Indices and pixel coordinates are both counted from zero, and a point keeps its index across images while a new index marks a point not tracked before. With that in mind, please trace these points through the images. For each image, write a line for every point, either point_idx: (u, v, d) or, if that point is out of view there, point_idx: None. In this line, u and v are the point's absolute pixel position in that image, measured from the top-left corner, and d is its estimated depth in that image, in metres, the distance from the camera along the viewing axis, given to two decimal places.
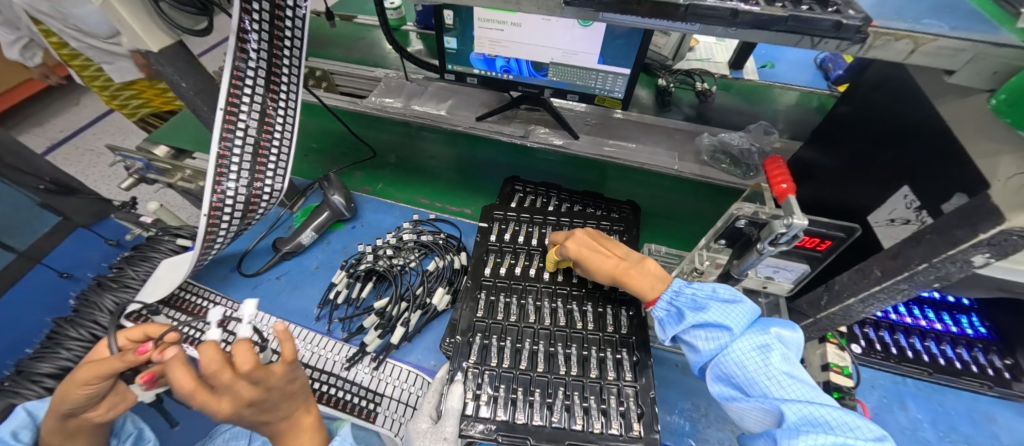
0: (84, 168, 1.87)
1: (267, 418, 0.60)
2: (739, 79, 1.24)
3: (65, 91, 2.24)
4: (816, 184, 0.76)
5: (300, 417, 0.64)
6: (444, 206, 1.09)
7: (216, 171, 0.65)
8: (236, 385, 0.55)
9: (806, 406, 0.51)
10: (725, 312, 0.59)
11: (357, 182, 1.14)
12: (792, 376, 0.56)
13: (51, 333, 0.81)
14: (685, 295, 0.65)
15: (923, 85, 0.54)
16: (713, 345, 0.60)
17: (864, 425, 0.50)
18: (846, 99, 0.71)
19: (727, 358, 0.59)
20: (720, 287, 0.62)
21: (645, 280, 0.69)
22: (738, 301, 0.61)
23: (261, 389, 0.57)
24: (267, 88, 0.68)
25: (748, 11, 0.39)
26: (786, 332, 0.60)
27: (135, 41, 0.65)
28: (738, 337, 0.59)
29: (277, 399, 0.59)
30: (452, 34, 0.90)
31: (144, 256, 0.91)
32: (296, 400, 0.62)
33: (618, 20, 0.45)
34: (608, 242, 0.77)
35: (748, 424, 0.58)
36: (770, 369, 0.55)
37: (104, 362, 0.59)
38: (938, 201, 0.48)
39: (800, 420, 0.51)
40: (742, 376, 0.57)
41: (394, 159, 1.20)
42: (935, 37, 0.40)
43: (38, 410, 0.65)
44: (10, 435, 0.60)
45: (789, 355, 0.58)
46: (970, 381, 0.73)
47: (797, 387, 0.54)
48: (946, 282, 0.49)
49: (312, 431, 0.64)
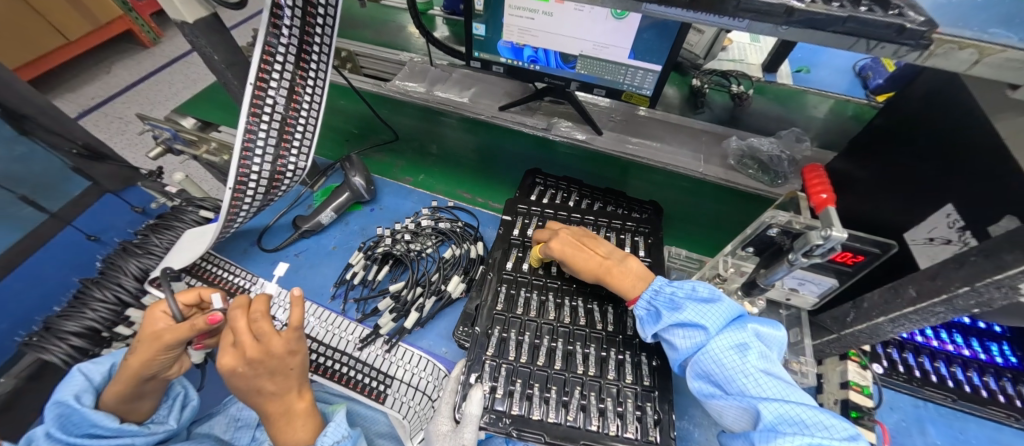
0: (113, 135, 1.92)
1: (254, 385, 0.61)
2: (772, 83, 1.20)
3: (96, 60, 2.29)
4: (850, 197, 0.74)
5: (293, 402, 0.64)
6: (486, 202, 1.11)
7: (241, 146, 0.66)
8: (240, 334, 0.60)
9: (781, 406, 0.51)
10: (702, 312, 0.59)
11: (399, 173, 1.18)
12: (769, 373, 0.55)
13: (78, 293, 0.83)
14: (664, 295, 0.65)
15: (982, 100, 0.51)
16: (690, 343, 0.59)
17: (837, 424, 0.49)
18: (888, 111, 0.68)
19: (705, 356, 0.58)
20: (699, 286, 0.62)
21: (627, 279, 0.69)
22: (715, 300, 0.60)
23: (259, 349, 0.60)
24: (296, 66, 0.67)
25: (803, 8, 0.37)
26: (765, 329, 0.59)
27: (171, 11, 0.65)
28: (714, 336, 0.58)
29: (272, 369, 0.60)
30: (481, 21, 0.89)
31: (169, 225, 0.93)
32: (292, 376, 0.63)
33: (660, 12, 0.44)
34: (590, 240, 0.76)
35: (727, 422, 0.57)
36: (748, 367, 0.54)
37: (177, 328, 0.63)
38: (985, 223, 0.46)
39: (777, 420, 0.50)
40: (721, 374, 0.56)
41: (437, 149, 1.16)
42: (1004, 47, 0.37)
43: (92, 373, 0.66)
44: (73, 399, 0.62)
45: (767, 352, 0.57)
46: (996, 411, 0.70)
47: (774, 385, 0.53)
48: (987, 308, 0.46)
49: (305, 417, 0.64)
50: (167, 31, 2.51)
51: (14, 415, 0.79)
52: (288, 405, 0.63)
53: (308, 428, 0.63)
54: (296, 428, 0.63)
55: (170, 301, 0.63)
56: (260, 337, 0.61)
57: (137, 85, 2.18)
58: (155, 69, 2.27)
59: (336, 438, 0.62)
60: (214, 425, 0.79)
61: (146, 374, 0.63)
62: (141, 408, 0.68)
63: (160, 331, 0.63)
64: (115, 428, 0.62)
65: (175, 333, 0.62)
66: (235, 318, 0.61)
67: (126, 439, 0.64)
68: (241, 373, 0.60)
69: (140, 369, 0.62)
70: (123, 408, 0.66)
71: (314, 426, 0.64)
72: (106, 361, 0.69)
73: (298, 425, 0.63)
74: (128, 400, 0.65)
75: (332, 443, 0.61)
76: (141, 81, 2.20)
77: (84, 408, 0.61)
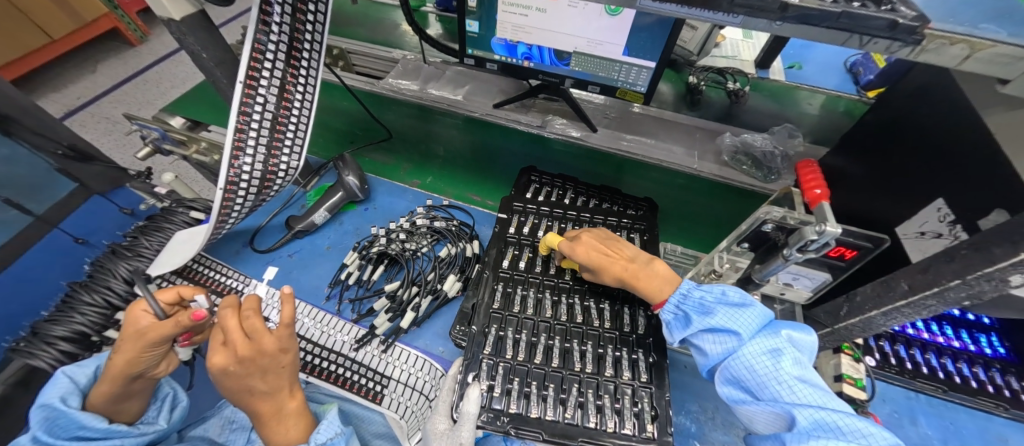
0: (101, 136, 1.89)
1: (245, 385, 0.60)
2: (765, 79, 1.20)
3: (81, 59, 2.25)
4: (842, 192, 0.74)
5: (285, 402, 0.63)
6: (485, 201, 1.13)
7: (233, 146, 0.65)
8: (231, 333, 0.60)
9: (817, 412, 0.51)
10: (735, 317, 0.59)
11: (406, 175, 1.20)
12: (806, 380, 0.55)
13: (66, 297, 0.82)
14: (692, 299, 0.64)
15: (972, 95, 0.51)
16: (721, 348, 0.60)
17: (877, 432, 0.49)
18: (879, 107, 0.69)
19: (737, 361, 0.58)
20: (729, 291, 0.61)
21: (655, 283, 0.68)
22: (748, 304, 0.60)
23: (252, 347, 0.59)
24: (287, 63, 0.66)
25: (797, 4, 0.37)
26: (798, 335, 0.59)
27: (157, 8, 0.64)
28: (747, 341, 0.58)
29: (263, 367, 0.60)
30: (475, 17, 0.88)
31: (159, 227, 0.91)
32: (284, 375, 0.62)
33: (655, 8, 0.43)
34: (615, 243, 0.75)
35: (757, 427, 0.57)
36: (781, 373, 0.55)
37: (159, 326, 0.62)
38: (976, 216, 0.46)
39: (812, 426, 0.50)
40: (753, 379, 0.56)
41: (444, 151, 1.16)
42: (994, 43, 0.37)
43: (78, 376, 0.65)
44: (60, 401, 0.60)
45: (801, 358, 0.57)
46: (985, 401, 0.71)
47: (810, 392, 0.53)
48: (977, 300, 0.47)
49: (296, 417, 0.63)
50: (154, 30, 2.47)
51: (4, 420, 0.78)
52: (280, 406, 0.62)
53: (300, 427, 0.63)
54: (288, 427, 0.63)
55: (149, 298, 0.62)
56: (251, 336, 0.60)
57: (124, 84, 2.14)
58: (141, 69, 2.23)
59: (330, 435, 0.62)
60: (207, 428, 0.78)
61: (133, 372, 0.62)
62: (128, 408, 0.67)
63: (141, 331, 0.62)
64: (104, 429, 0.62)
65: (158, 330, 0.62)
66: (226, 317, 0.60)
67: (115, 440, 0.63)
68: (232, 372, 0.59)
69: (126, 368, 0.61)
70: (110, 409, 0.65)
71: (306, 425, 0.64)
72: (90, 364, 0.67)
73: (290, 424, 0.63)
74: (114, 401, 0.64)
75: (325, 440, 0.61)
76: (127, 80, 2.15)
77: (72, 410, 0.60)
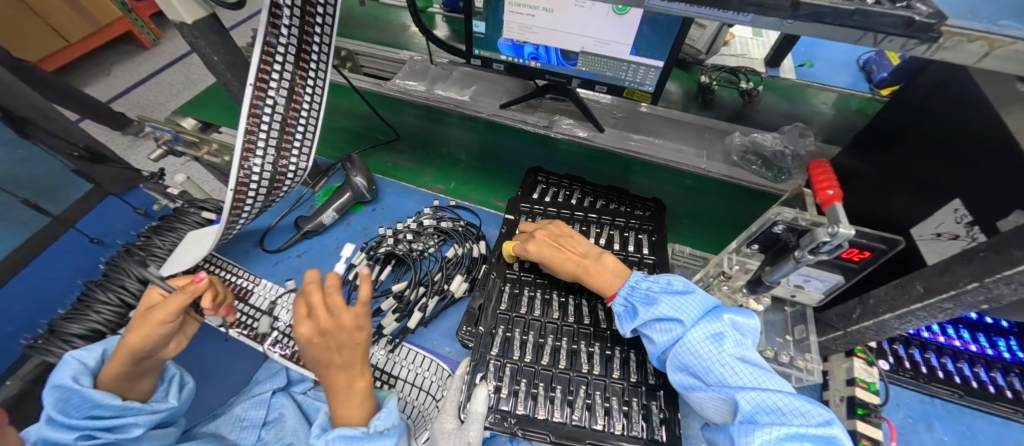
0: (116, 137, 1.93)
1: (324, 358, 0.63)
2: (776, 78, 1.19)
3: (97, 62, 2.29)
4: (855, 192, 0.73)
5: (354, 380, 0.64)
6: (487, 199, 1.08)
7: (243, 148, 0.65)
8: (317, 307, 0.65)
9: (758, 395, 0.52)
10: (677, 305, 0.61)
11: (429, 181, 1.12)
12: (747, 362, 0.56)
13: (82, 295, 0.84)
14: (640, 290, 0.67)
15: (991, 95, 0.50)
16: (667, 336, 0.61)
17: (813, 410, 0.51)
18: (893, 105, 0.68)
19: (684, 348, 0.59)
20: (674, 280, 0.65)
21: (604, 277, 0.70)
22: (691, 292, 0.63)
23: (333, 321, 0.64)
24: (296, 65, 0.67)
25: (809, 2, 0.36)
26: (741, 318, 0.60)
27: (169, 12, 0.65)
28: (691, 328, 0.60)
29: (342, 342, 0.63)
30: (481, 18, 0.88)
31: (171, 226, 0.93)
32: (358, 352, 0.64)
33: (664, 8, 0.43)
34: (568, 239, 0.76)
35: (707, 413, 0.58)
36: (723, 356, 0.56)
37: (173, 301, 0.69)
38: (994, 217, 0.45)
39: (754, 409, 0.52)
40: (699, 365, 0.57)
41: (466, 156, 1.17)
42: (1015, 39, 0.36)
43: (88, 358, 0.67)
44: (71, 381, 0.63)
45: (743, 340, 0.59)
46: (1003, 407, 0.70)
47: (750, 373, 0.55)
48: (995, 304, 0.46)
49: (362, 397, 0.63)
50: (168, 33, 2.52)
51: (23, 415, 0.80)
52: (350, 382, 0.63)
53: (364, 408, 0.63)
54: (352, 407, 0.63)
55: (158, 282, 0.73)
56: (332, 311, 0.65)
57: (139, 87, 2.18)
58: (153, 71, 2.27)
59: (387, 425, 0.62)
60: (219, 425, 0.79)
61: (144, 348, 0.65)
62: (138, 388, 0.69)
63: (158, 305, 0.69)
64: (117, 405, 0.64)
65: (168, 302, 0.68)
66: (312, 292, 0.66)
67: (129, 417, 0.65)
68: (315, 344, 0.63)
69: (137, 342, 0.65)
70: (121, 387, 0.67)
71: (368, 407, 0.64)
72: (98, 347, 0.69)
73: (354, 404, 0.63)
74: (125, 380, 0.66)
75: (383, 429, 0.61)
76: (142, 83, 2.20)
77: (83, 388, 0.62)
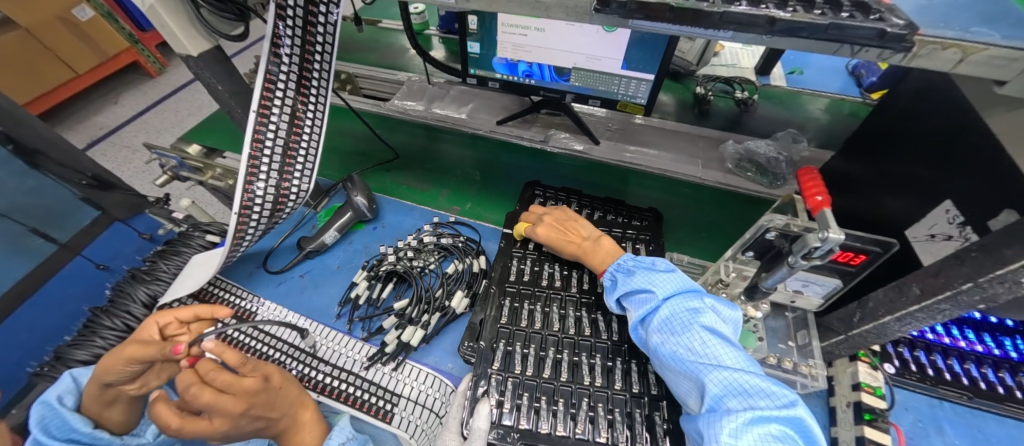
0: (121, 164, 1.97)
1: (263, 420, 0.64)
2: (768, 86, 1.21)
3: (104, 92, 2.35)
4: (850, 195, 0.74)
5: (299, 414, 0.69)
6: (488, 215, 1.08)
7: (246, 172, 0.68)
8: (212, 402, 0.59)
9: (726, 375, 0.52)
10: (653, 279, 0.65)
11: (446, 203, 1.11)
12: (716, 334, 0.57)
13: (88, 322, 0.85)
14: (624, 265, 0.70)
15: (973, 100, 0.51)
16: (643, 309, 0.63)
17: (779, 390, 0.51)
18: (881, 110, 0.69)
19: (658, 321, 0.61)
20: (657, 261, 0.68)
21: (598, 255, 0.75)
22: (672, 271, 0.66)
23: (241, 399, 0.60)
24: (297, 91, 0.69)
25: (785, 18, 0.38)
26: (721, 306, 0.62)
27: (176, 44, 0.68)
28: (665, 301, 0.62)
29: (267, 400, 0.63)
30: (476, 39, 0.91)
31: (176, 250, 0.94)
32: (286, 392, 0.67)
33: (647, 27, 0.45)
34: (573, 223, 0.81)
35: (680, 393, 0.58)
36: (694, 331, 0.57)
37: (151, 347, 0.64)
38: (985, 217, 0.46)
39: (722, 391, 0.52)
40: (671, 339, 0.59)
41: (480, 176, 1.18)
42: (986, 45, 0.37)
43: (82, 376, 0.71)
44: (56, 399, 0.67)
45: (719, 321, 0.60)
46: (1013, 408, 0.69)
47: (719, 351, 0.55)
48: (992, 303, 0.46)
49: (312, 426, 0.69)
50: (172, 61, 2.59)
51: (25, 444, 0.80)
52: (296, 416, 0.69)
53: (314, 434, 0.69)
54: (305, 434, 0.69)
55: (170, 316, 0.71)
56: (230, 391, 0.61)
57: (144, 114, 2.23)
58: (159, 99, 2.33)
59: (342, 440, 0.67)
60: None
61: (107, 378, 0.64)
62: (116, 417, 0.71)
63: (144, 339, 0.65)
64: (89, 433, 0.66)
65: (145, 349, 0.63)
66: (197, 394, 0.59)
67: None
68: (240, 423, 0.62)
69: (102, 373, 0.64)
70: (97, 413, 0.69)
71: (320, 432, 0.70)
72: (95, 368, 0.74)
73: (306, 433, 0.69)
74: (103, 405, 0.69)
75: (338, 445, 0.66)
76: (147, 110, 2.25)
77: (65, 410, 0.66)
